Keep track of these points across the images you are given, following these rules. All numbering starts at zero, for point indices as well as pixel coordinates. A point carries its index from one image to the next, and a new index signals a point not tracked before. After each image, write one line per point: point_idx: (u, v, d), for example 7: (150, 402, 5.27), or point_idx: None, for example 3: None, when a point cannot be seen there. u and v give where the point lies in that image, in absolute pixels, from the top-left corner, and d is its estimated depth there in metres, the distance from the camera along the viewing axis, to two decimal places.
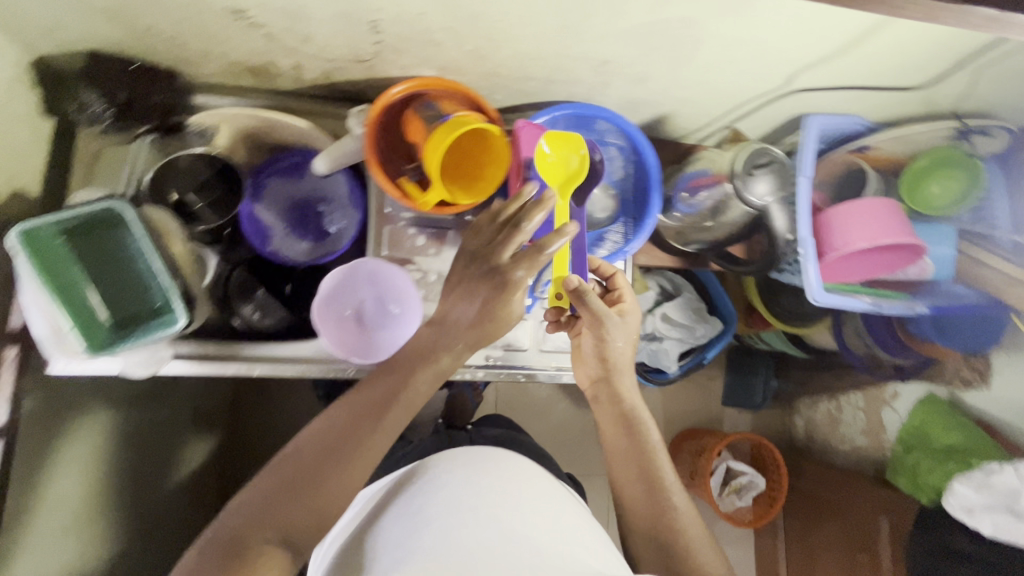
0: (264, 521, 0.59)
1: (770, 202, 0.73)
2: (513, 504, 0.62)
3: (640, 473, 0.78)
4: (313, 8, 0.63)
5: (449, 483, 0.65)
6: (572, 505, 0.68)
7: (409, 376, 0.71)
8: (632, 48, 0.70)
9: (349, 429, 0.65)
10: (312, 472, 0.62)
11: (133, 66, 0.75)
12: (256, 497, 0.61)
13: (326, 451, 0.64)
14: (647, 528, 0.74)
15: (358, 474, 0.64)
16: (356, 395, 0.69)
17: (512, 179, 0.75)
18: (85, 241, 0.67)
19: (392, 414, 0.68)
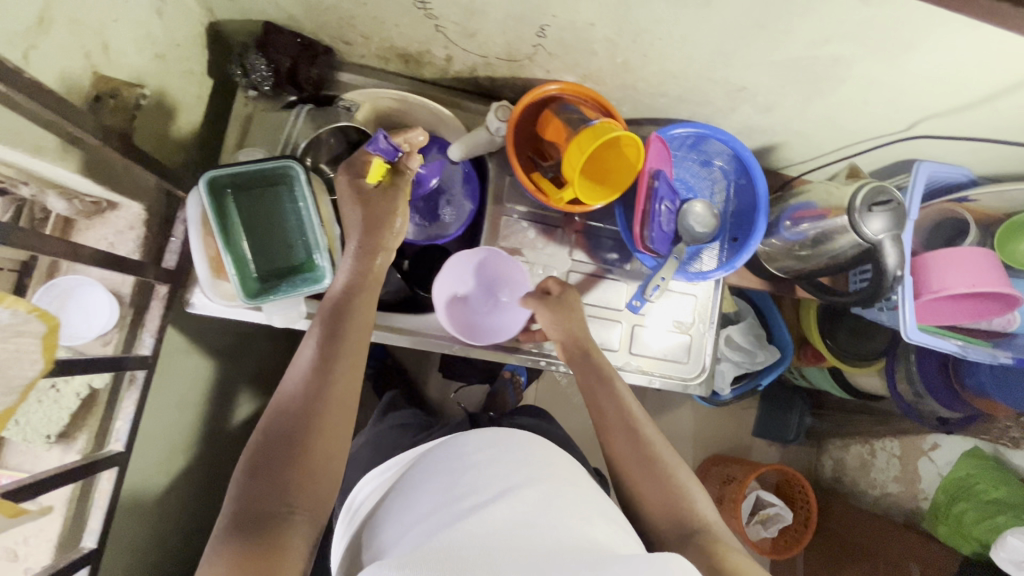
0: (270, 494, 0.58)
1: (884, 238, 0.76)
2: (494, 468, 0.62)
3: (635, 459, 0.73)
4: (493, 8, 0.68)
5: (479, 466, 0.62)
6: (559, 463, 0.66)
7: (346, 324, 0.69)
8: (774, 79, 0.74)
9: (311, 395, 0.64)
10: (295, 445, 0.61)
11: (298, 39, 0.79)
12: (251, 482, 0.59)
13: (299, 422, 0.63)
14: (660, 513, 0.69)
15: (333, 428, 0.64)
16: (302, 359, 0.67)
17: (639, 186, 0.79)
18: (247, 196, 0.73)
19: (346, 361, 0.67)
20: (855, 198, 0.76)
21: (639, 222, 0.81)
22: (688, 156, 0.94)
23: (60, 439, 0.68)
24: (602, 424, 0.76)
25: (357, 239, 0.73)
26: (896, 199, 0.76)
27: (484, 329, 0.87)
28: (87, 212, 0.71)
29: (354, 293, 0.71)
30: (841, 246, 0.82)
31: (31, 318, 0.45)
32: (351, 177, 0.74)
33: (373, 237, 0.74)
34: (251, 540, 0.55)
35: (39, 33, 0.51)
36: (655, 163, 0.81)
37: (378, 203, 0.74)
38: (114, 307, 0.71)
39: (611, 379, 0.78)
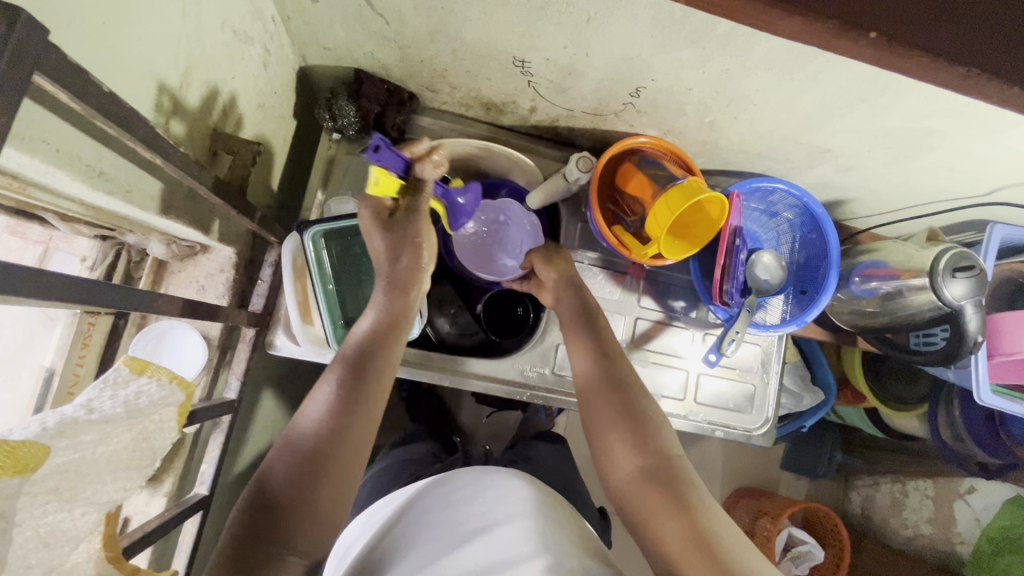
0: (269, 529, 0.51)
1: (965, 303, 0.76)
2: (498, 505, 0.64)
3: (618, 414, 0.66)
4: (593, 70, 0.69)
5: (465, 502, 0.65)
6: (554, 507, 0.66)
7: (378, 356, 0.62)
8: (861, 144, 0.75)
9: (332, 426, 0.56)
10: (308, 489, 0.53)
11: (386, 87, 0.81)
12: (255, 515, 0.51)
13: (315, 454, 0.55)
14: (635, 467, 0.63)
15: (349, 479, 0.56)
16: (321, 390, 0.59)
17: (720, 243, 0.80)
18: (338, 244, 0.74)
19: (371, 401, 0.60)
20: (938, 262, 0.77)
21: (718, 277, 0.82)
22: (755, 208, 0.95)
23: (149, 482, 0.69)
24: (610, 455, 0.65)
25: (387, 274, 0.68)
26: (978, 265, 0.77)
27: (554, 374, 0.87)
28: (182, 256, 0.72)
29: (387, 329, 0.65)
30: (917, 308, 0.82)
31: (172, 387, 0.46)
32: (370, 203, 0.69)
33: (404, 273, 0.68)
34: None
35: (176, 98, 0.52)
36: (737, 220, 0.81)
37: (403, 234, 0.69)
38: (204, 354, 0.70)
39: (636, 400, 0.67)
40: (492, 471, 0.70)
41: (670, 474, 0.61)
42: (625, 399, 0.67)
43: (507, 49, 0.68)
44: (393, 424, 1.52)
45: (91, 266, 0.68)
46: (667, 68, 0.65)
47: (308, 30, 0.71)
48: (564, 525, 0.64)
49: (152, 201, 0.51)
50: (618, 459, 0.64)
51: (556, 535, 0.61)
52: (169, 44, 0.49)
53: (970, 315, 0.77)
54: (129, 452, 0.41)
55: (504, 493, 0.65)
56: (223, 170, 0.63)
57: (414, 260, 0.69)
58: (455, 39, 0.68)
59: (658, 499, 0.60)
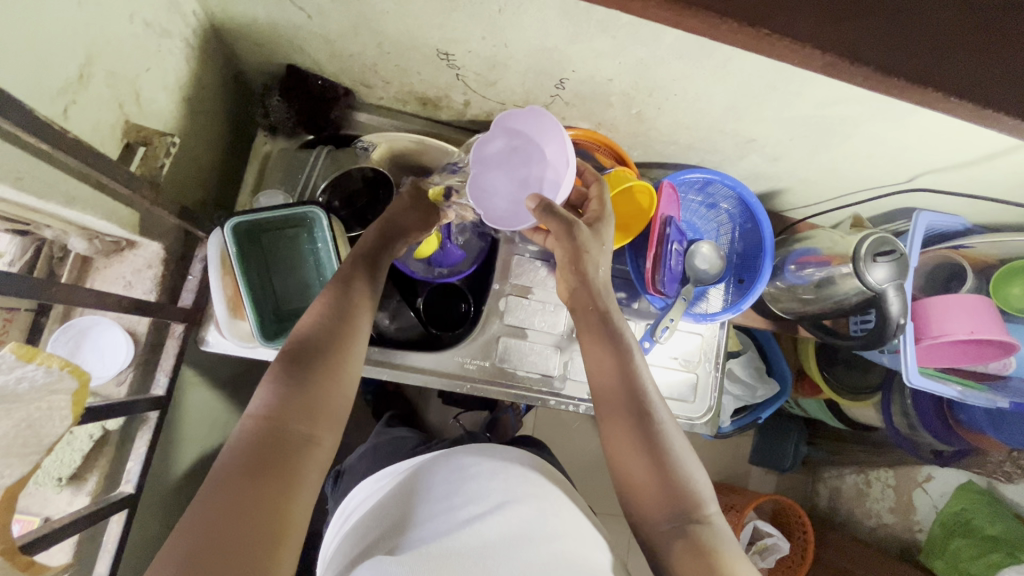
0: (268, 442, 0.53)
1: (887, 287, 0.78)
2: (500, 484, 0.66)
3: (626, 400, 0.65)
4: (515, 62, 0.70)
5: (479, 478, 0.67)
6: (545, 490, 0.68)
7: (352, 318, 0.65)
8: (783, 133, 0.77)
9: (325, 350, 0.60)
10: (303, 404, 0.56)
11: (319, 82, 0.81)
12: (255, 426, 0.54)
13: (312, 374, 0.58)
14: (636, 451, 0.63)
15: (330, 436, 0.57)
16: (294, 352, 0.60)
17: (652, 233, 0.81)
18: (265, 237, 0.74)
19: (343, 359, 0.61)
20: (860, 248, 0.79)
21: (651, 267, 0.83)
22: (694, 199, 0.97)
23: (70, 481, 0.68)
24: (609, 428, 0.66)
25: (389, 218, 0.76)
26: (900, 249, 0.79)
27: (495, 366, 0.87)
28: (107, 251, 0.71)
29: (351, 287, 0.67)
30: (844, 293, 0.84)
31: (63, 374, 0.47)
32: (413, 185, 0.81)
33: (404, 226, 0.76)
34: (246, 483, 0.49)
35: (78, 87, 0.52)
36: (668, 210, 0.83)
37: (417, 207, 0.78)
38: (130, 346, 0.70)
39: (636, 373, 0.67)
40: (499, 457, 0.72)
41: (672, 456, 0.62)
42: (634, 383, 0.66)
43: (430, 41, 0.69)
44: (358, 426, 1.51)
45: (10, 261, 0.67)
46: (584, 58, 0.67)
47: (233, 24, 0.72)
48: (567, 507, 0.68)
49: (52, 191, 0.51)
50: (621, 448, 0.64)
51: (561, 516, 0.65)
52: (65, 32, 0.49)
53: (892, 300, 0.79)
54: (10, 439, 0.41)
55: (504, 476, 0.68)
56: (138, 163, 0.63)
57: (420, 219, 0.78)
58: (377, 32, 0.69)
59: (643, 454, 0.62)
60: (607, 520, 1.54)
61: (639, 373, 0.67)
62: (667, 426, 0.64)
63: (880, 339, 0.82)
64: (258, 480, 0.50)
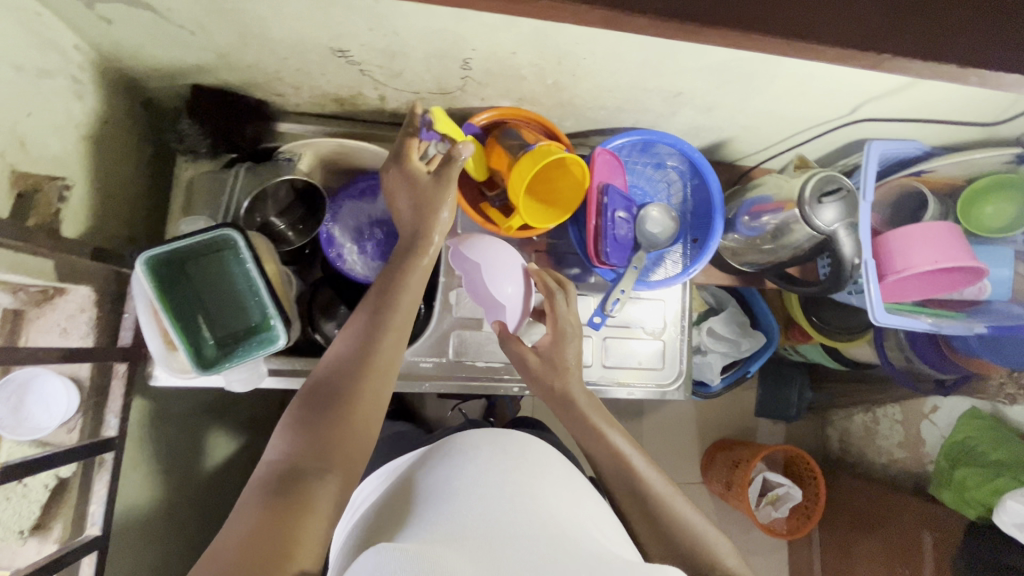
0: (311, 450, 0.58)
1: (835, 228, 0.76)
2: (503, 469, 0.62)
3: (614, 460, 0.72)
4: (412, 48, 0.68)
5: (481, 462, 0.63)
6: (532, 467, 0.64)
7: (378, 346, 0.66)
8: (706, 82, 0.73)
9: (363, 348, 0.66)
10: (344, 402, 0.62)
11: (229, 97, 0.80)
12: (293, 435, 0.59)
13: (349, 373, 0.64)
14: (628, 501, 0.69)
15: (363, 434, 0.62)
16: (334, 354, 0.66)
17: (588, 204, 0.79)
18: (192, 265, 0.71)
19: (365, 389, 0.63)
20: (804, 191, 0.76)
21: (592, 237, 0.82)
22: (639, 161, 0.93)
23: (35, 531, 0.69)
24: (609, 481, 0.72)
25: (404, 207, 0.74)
26: (845, 187, 0.76)
27: (453, 361, 0.87)
28: (35, 302, 0.68)
29: (400, 286, 0.70)
30: (798, 237, 0.82)
31: None
32: (401, 167, 0.74)
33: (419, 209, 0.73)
34: (277, 495, 0.53)
35: None
36: (602, 178, 0.80)
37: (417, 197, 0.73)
38: (72, 395, 0.69)
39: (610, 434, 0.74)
40: (507, 437, 0.69)
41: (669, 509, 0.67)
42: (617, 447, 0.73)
43: (319, 41, 0.66)
44: None
45: None
46: (479, 35, 0.64)
47: (122, 53, 0.70)
48: (565, 487, 0.65)
49: None
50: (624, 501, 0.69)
51: (560, 494, 0.62)
52: None
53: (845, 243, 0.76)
54: None
55: (516, 460, 0.64)
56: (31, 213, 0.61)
57: (429, 199, 0.73)
58: (263, 38, 0.67)
59: (637, 505, 0.68)
60: None
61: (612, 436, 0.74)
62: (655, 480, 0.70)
63: (838, 285, 0.81)
64: (291, 486, 0.54)
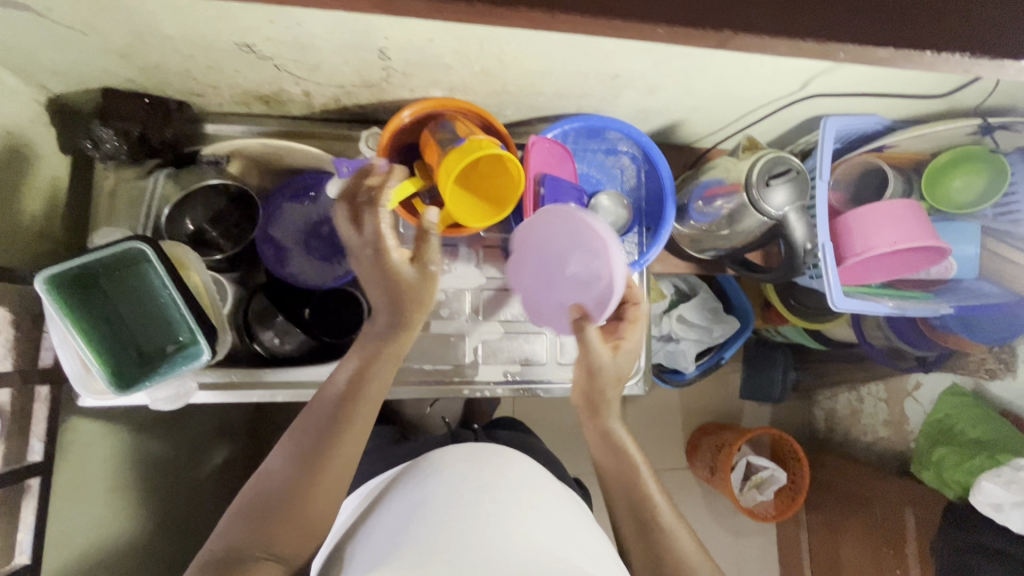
0: (254, 540, 0.59)
1: (785, 212, 0.72)
2: (500, 488, 0.65)
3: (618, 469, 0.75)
4: (321, 40, 0.63)
5: (476, 484, 0.65)
6: (516, 480, 0.67)
7: (337, 433, 0.65)
8: (642, 63, 0.69)
9: (322, 435, 0.64)
10: (296, 490, 0.62)
11: (146, 100, 0.75)
12: (238, 521, 0.60)
13: (304, 461, 0.63)
14: (620, 502, 0.73)
15: (313, 520, 0.62)
16: (289, 439, 0.65)
17: (524, 197, 0.77)
18: (106, 279, 0.67)
19: (321, 478, 0.63)
20: (751, 174, 0.72)
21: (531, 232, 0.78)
22: (590, 147, 0.88)
23: None
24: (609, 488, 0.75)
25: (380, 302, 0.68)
26: (793, 168, 0.73)
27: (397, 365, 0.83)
28: None
29: (366, 373, 0.68)
30: (752, 222, 0.78)
31: None
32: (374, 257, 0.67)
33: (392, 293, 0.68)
34: None
35: None
36: (540, 168, 0.77)
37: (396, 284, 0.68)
38: None
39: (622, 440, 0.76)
40: (493, 452, 0.71)
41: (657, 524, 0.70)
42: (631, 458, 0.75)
43: (220, 36, 0.62)
44: None
45: None
46: (388, 23, 0.60)
47: (16, 58, 0.65)
48: (553, 505, 0.66)
49: None
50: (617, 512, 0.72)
51: (542, 517, 0.63)
52: None
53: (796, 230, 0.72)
54: None
55: (505, 482, 0.66)
56: None
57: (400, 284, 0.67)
58: (161, 36, 0.62)
59: (631, 519, 0.71)
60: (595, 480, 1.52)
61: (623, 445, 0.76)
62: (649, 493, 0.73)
63: (795, 271, 0.77)
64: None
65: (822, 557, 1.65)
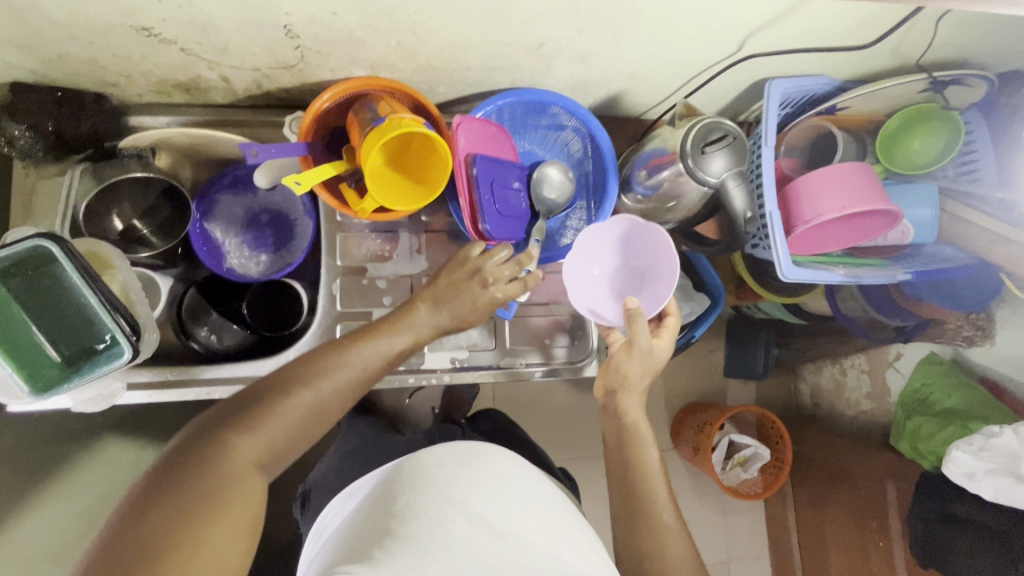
0: (249, 434, 0.54)
1: (724, 178, 0.69)
2: (486, 494, 0.62)
3: (626, 471, 0.73)
4: (220, 18, 0.60)
5: (469, 489, 0.62)
6: (503, 469, 0.67)
7: (364, 352, 0.63)
8: (564, 29, 0.65)
9: (347, 350, 0.63)
10: (312, 393, 0.59)
11: (58, 93, 0.73)
12: (235, 409, 0.56)
13: (325, 369, 0.61)
14: (618, 494, 0.73)
15: (308, 436, 0.59)
16: (313, 350, 0.63)
17: (457, 178, 0.74)
18: (19, 280, 0.65)
19: (335, 397, 0.60)
20: (685, 142, 0.69)
21: (470, 214, 0.75)
22: (532, 124, 0.85)
23: None
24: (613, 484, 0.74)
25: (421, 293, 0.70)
26: (729, 133, 0.70)
27: None
28: None
29: (407, 316, 0.68)
30: (693, 194, 0.75)
31: None
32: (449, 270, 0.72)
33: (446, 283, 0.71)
34: (197, 469, 0.50)
35: None
36: (470, 147, 0.75)
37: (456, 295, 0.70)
38: None
39: (633, 425, 0.76)
40: (478, 446, 0.68)
41: (657, 525, 0.69)
42: (639, 457, 0.73)
43: (113, 19, 0.59)
44: None
45: None
46: None
47: None
48: (541, 504, 0.67)
49: None
50: (618, 513, 0.72)
51: (526, 511, 0.64)
52: None
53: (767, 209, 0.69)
54: None
55: (494, 479, 0.64)
56: None
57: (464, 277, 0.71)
58: (52, 22, 0.59)
59: (629, 519, 0.70)
60: (577, 466, 1.50)
61: (637, 445, 0.74)
62: (654, 495, 0.71)
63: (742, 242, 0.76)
64: (213, 467, 0.51)
65: (810, 532, 1.63)
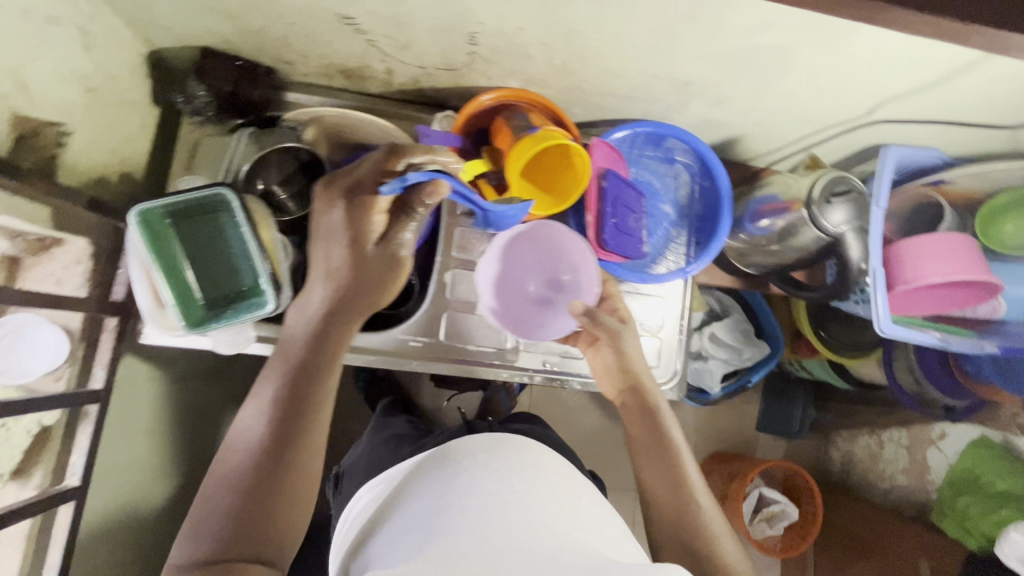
0: (246, 535, 0.60)
1: (843, 230, 0.77)
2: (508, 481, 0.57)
3: (667, 485, 0.76)
4: (419, 19, 0.67)
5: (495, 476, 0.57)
6: (533, 462, 0.62)
7: (313, 395, 0.67)
8: (716, 72, 0.71)
9: (292, 401, 0.66)
10: (280, 463, 0.64)
11: (238, 62, 0.80)
12: (217, 516, 0.61)
13: (286, 437, 0.65)
14: (656, 505, 0.76)
15: (303, 496, 0.65)
16: (255, 411, 0.66)
17: (588, 192, 0.80)
18: (187, 223, 0.71)
19: (303, 453, 0.65)
20: (813, 190, 0.79)
21: (593, 227, 0.81)
22: (649, 154, 0.90)
23: (14, 476, 0.66)
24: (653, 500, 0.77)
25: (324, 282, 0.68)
26: (855, 188, 0.78)
27: (441, 342, 0.86)
28: (32, 250, 0.65)
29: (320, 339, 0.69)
30: (807, 239, 0.82)
31: None
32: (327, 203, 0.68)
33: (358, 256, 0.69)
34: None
35: None
36: (603, 164, 0.80)
37: (330, 229, 0.69)
38: (63, 341, 0.69)
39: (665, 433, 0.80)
40: (505, 438, 0.64)
41: (702, 526, 0.73)
42: (675, 466, 0.77)
43: (326, 6, 0.66)
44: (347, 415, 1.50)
45: None
46: (486, 8, 0.63)
47: (132, 8, 0.70)
48: (598, 514, 0.61)
49: None
50: (662, 524, 0.75)
51: (555, 500, 0.57)
52: None
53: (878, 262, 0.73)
54: None
55: (517, 469, 0.59)
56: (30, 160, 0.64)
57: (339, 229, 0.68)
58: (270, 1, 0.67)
59: (675, 529, 0.73)
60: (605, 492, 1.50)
61: (671, 457, 0.78)
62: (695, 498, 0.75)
63: (845, 291, 0.84)
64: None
65: None
